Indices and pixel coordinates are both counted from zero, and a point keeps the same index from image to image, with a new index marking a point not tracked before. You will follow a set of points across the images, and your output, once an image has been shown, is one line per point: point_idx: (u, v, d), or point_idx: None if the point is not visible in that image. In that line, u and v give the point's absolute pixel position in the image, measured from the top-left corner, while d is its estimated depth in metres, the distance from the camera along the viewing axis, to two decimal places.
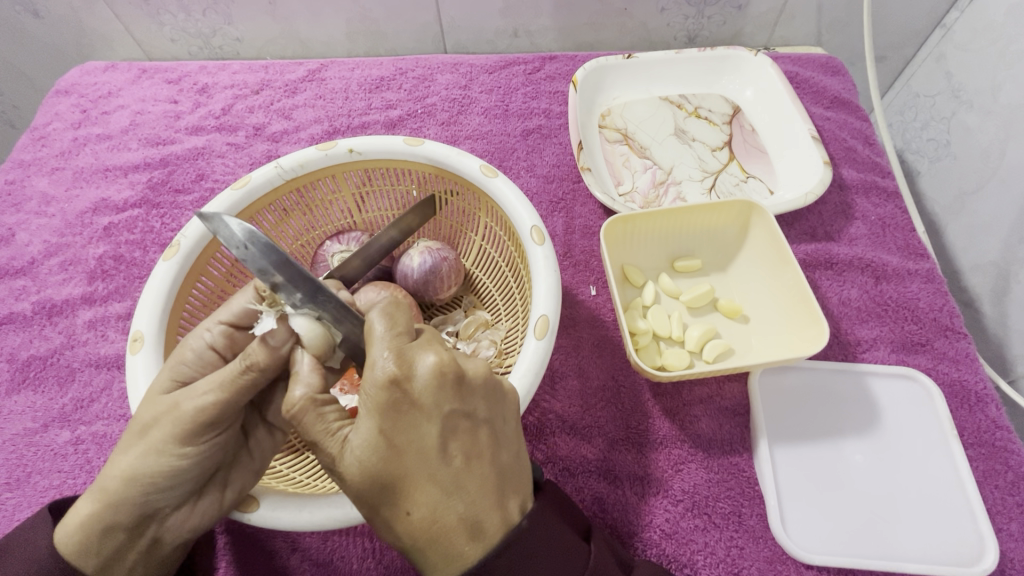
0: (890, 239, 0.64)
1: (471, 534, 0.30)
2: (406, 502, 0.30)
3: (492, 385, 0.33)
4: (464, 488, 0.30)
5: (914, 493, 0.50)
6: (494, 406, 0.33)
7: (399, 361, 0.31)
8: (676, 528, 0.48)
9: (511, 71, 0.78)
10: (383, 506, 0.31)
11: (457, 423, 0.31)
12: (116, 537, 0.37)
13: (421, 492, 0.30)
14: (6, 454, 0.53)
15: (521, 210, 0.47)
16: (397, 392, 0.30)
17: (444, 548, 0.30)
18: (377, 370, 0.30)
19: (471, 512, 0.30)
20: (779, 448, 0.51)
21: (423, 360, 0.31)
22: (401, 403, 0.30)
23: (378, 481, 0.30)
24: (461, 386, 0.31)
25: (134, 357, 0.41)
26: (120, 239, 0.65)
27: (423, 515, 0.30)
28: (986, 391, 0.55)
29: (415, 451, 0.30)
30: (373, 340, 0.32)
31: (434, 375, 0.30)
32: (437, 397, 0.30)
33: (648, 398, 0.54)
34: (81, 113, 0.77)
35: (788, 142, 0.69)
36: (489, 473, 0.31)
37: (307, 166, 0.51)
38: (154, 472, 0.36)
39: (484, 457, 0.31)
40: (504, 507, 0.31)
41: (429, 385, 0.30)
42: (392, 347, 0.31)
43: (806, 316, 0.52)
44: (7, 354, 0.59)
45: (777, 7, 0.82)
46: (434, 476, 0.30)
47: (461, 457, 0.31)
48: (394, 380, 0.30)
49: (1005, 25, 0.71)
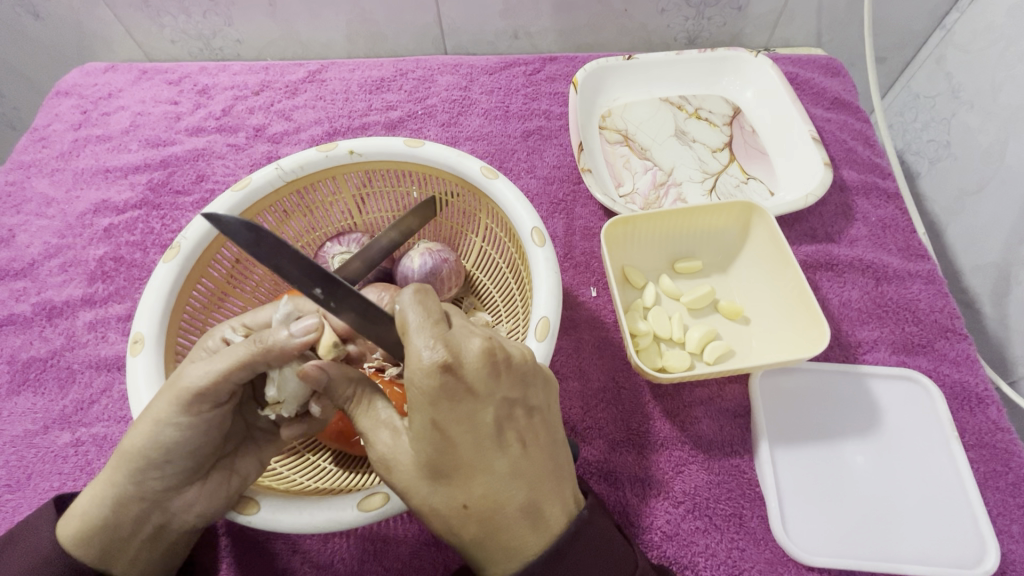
0: (891, 240, 0.64)
1: (532, 523, 0.32)
2: (466, 496, 0.31)
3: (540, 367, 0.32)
4: (523, 475, 0.31)
5: (916, 494, 0.50)
6: (545, 390, 0.33)
7: (449, 348, 0.29)
8: (677, 529, 0.48)
9: (511, 73, 0.78)
10: (441, 497, 0.32)
11: (512, 410, 0.31)
12: (120, 522, 0.38)
13: (480, 483, 0.31)
14: (6, 456, 0.53)
15: (522, 211, 0.47)
16: (450, 383, 0.29)
17: (507, 538, 0.31)
18: (427, 361, 0.28)
19: (531, 501, 0.31)
20: (781, 449, 0.51)
21: (470, 345, 0.29)
22: (457, 394, 0.29)
23: (436, 474, 0.31)
24: (513, 370, 0.30)
25: (134, 359, 0.41)
26: (121, 240, 0.65)
27: (484, 507, 0.31)
28: (988, 392, 0.55)
29: (471, 443, 0.30)
30: (410, 331, 0.30)
31: (486, 360, 0.29)
32: (490, 384, 0.29)
33: (648, 400, 0.54)
34: (82, 114, 0.77)
35: (788, 143, 0.69)
36: (544, 460, 0.32)
37: (307, 168, 0.51)
38: (160, 450, 0.37)
39: (539, 442, 0.32)
40: (562, 495, 0.33)
41: (481, 370, 0.29)
42: (436, 336, 0.29)
43: (806, 317, 0.52)
44: (7, 356, 0.59)
45: (777, 8, 0.82)
46: (491, 466, 0.31)
47: (517, 445, 0.31)
48: (446, 369, 0.28)
49: (1005, 26, 0.71)
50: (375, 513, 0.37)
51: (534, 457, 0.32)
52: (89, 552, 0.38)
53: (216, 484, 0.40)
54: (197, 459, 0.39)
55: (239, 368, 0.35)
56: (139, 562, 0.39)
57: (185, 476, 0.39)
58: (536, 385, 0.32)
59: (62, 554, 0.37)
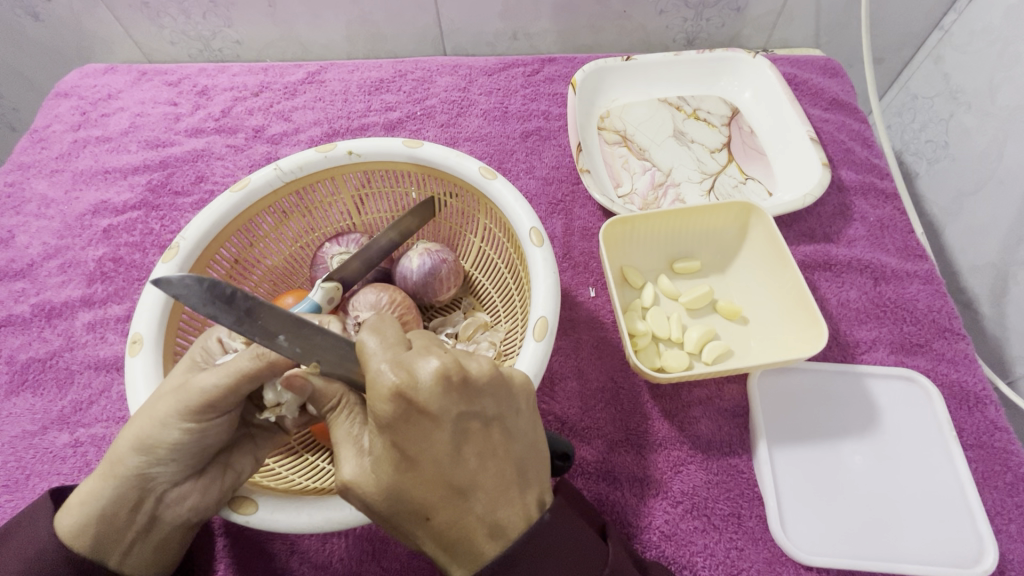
0: (889, 240, 0.64)
1: (490, 532, 0.31)
2: (427, 510, 0.31)
3: (501, 380, 0.33)
4: (480, 487, 0.31)
5: (914, 495, 0.49)
6: (506, 402, 0.33)
7: (400, 371, 0.30)
8: (676, 529, 0.48)
9: (511, 73, 0.78)
10: (404, 515, 0.32)
11: (468, 425, 0.31)
12: (115, 512, 0.38)
13: (440, 497, 0.31)
14: (5, 456, 0.53)
15: (521, 212, 0.47)
16: (403, 405, 0.30)
17: (465, 546, 0.32)
18: (380, 384, 0.30)
19: (489, 510, 0.32)
20: (778, 450, 0.51)
21: (424, 366, 0.30)
22: (412, 416, 0.30)
23: (397, 492, 0.31)
24: (469, 387, 0.31)
25: (133, 359, 0.42)
26: (120, 240, 0.66)
27: (444, 517, 0.31)
28: (986, 392, 0.55)
29: (428, 461, 0.31)
30: (368, 356, 0.31)
31: (439, 380, 0.30)
32: (442, 402, 0.30)
33: (648, 400, 0.54)
34: (81, 115, 0.77)
35: (787, 143, 0.69)
36: (504, 470, 0.32)
37: (306, 169, 0.51)
38: (157, 441, 0.37)
39: (500, 453, 0.32)
40: (523, 501, 0.33)
41: (434, 390, 0.30)
42: (389, 359, 0.31)
43: (805, 317, 0.52)
44: (7, 357, 0.59)
45: (775, 9, 0.82)
46: (450, 481, 0.31)
47: (475, 459, 0.32)
48: (398, 392, 0.29)
49: (1003, 26, 0.71)
50: None
51: (492, 468, 0.32)
52: (84, 543, 0.38)
53: (211, 480, 0.39)
54: (193, 454, 0.38)
55: (241, 379, 0.36)
56: (132, 555, 0.39)
57: (180, 470, 0.39)
58: (495, 398, 0.32)
59: (59, 543, 0.37)
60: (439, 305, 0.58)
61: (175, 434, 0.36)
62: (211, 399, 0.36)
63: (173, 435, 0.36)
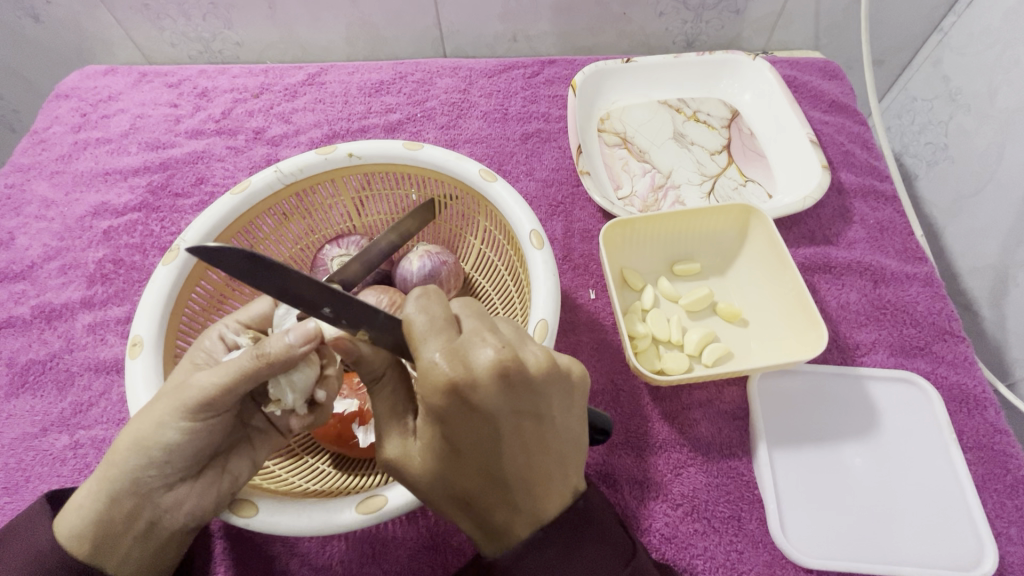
0: (889, 242, 0.64)
1: (527, 521, 0.33)
2: (467, 497, 0.33)
3: (558, 375, 0.31)
4: (521, 482, 0.32)
5: (914, 499, 0.49)
6: (559, 398, 0.32)
7: (453, 362, 0.30)
8: (675, 532, 0.48)
9: (511, 76, 0.78)
10: (447, 498, 0.34)
11: (519, 423, 0.31)
12: (112, 517, 0.38)
13: (483, 487, 0.33)
14: (5, 458, 0.53)
15: (521, 214, 0.47)
16: (456, 398, 0.30)
17: (500, 532, 0.33)
18: (432, 374, 0.30)
19: (528, 505, 0.32)
20: (777, 452, 0.51)
21: (479, 356, 0.29)
22: (464, 410, 0.30)
23: (443, 477, 0.33)
24: (524, 382, 0.30)
25: (133, 362, 0.41)
26: (120, 242, 0.66)
27: (485, 506, 0.33)
28: (986, 395, 0.55)
29: (475, 452, 0.32)
30: (419, 339, 0.31)
31: (492, 374, 0.29)
32: (496, 397, 0.29)
33: (647, 402, 0.54)
34: (81, 117, 0.77)
35: (787, 145, 0.69)
36: (550, 467, 0.32)
37: (306, 171, 0.51)
38: (153, 443, 0.37)
39: (549, 449, 0.32)
40: (562, 493, 0.33)
41: (489, 385, 0.29)
42: (441, 348, 0.30)
43: (804, 320, 0.52)
44: (6, 359, 0.59)
45: (775, 11, 0.82)
46: (493, 475, 0.32)
47: (522, 455, 0.31)
48: (449, 387, 0.29)
49: (1002, 29, 0.71)
50: (377, 513, 0.37)
51: (540, 465, 0.32)
52: (82, 548, 0.38)
53: (208, 483, 0.39)
54: (190, 456, 0.38)
55: (241, 378, 0.35)
56: (130, 560, 0.39)
57: (177, 473, 0.39)
58: (548, 396, 0.31)
59: (58, 547, 0.37)
60: None
61: (172, 434, 0.36)
62: (209, 399, 0.36)
63: (169, 436, 0.36)
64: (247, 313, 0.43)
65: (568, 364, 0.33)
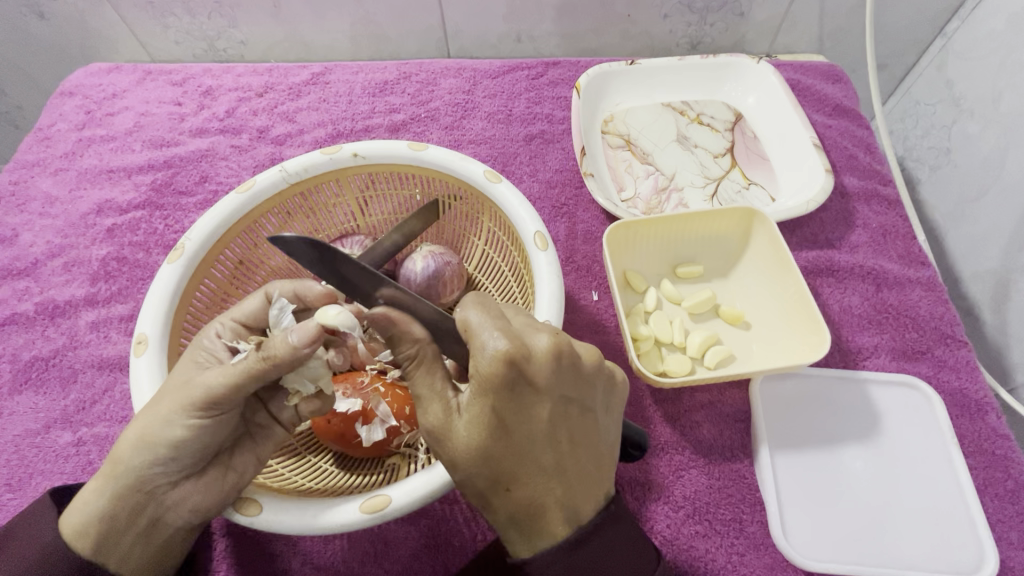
0: (891, 246, 0.64)
1: (567, 516, 0.34)
2: (508, 480, 0.33)
3: (602, 372, 0.35)
4: (564, 472, 0.34)
5: (914, 503, 0.50)
6: (603, 397, 0.35)
7: (513, 340, 0.32)
8: (677, 534, 0.48)
9: (515, 76, 0.78)
10: (484, 479, 0.34)
11: (568, 411, 0.34)
12: (116, 513, 0.38)
13: (527, 474, 0.33)
14: (8, 455, 0.53)
15: (525, 215, 0.48)
16: (512, 370, 0.31)
17: (536, 522, 0.34)
18: (490, 350, 0.32)
19: (568, 496, 0.34)
20: (780, 455, 0.51)
21: (536, 340, 0.32)
22: (517, 385, 0.32)
23: (485, 459, 0.33)
24: (576, 369, 0.33)
25: (138, 359, 0.42)
26: (124, 240, 0.66)
27: (526, 495, 0.33)
28: (988, 400, 0.55)
29: (524, 434, 0.33)
30: (473, 326, 0.33)
31: (551, 356, 0.32)
32: (550, 377, 0.32)
33: (649, 403, 0.54)
34: (86, 114, 0.77)
35: (790, 149, 0.69)
36: (591, 463, 0.35)
37: (311, 171, 0.51)
38: (157, 441, 0.37)
39: (589, 442, 0.35)
40: (600, 496, 0.35)
41: (547, 364, 0.32)
42: (500, 329, 0.32)
43: (807, 324, 0.52)
44: (10, 355, 0.59)
45: (779, 15, 0.82)
46: (538, 458, 0.33)
47: (568, 443, 0.34)
48: (508, 357, 0.31)
49: (1005, 34, 0.71)
50: (380, 513, 0.37)
51: (580, 456, 0.34)
52: (85, 545, 0.37)
53: (212, 479, 0.40)
54: (194, 453, 0.39)
55: (246, 377, 0.36)
56: (131, 558, 0.39)
57: (181, 469, 0.39)
58: (595, 390, 0.35)
59: (60, 543, 0.37)
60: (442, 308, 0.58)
61: (177, 432, 0.37)
62: (215, 395, 0.36)
63: (174, 433, 0.37)
64: (241, 312, 0.42)
65: (616, 371, 0.37)
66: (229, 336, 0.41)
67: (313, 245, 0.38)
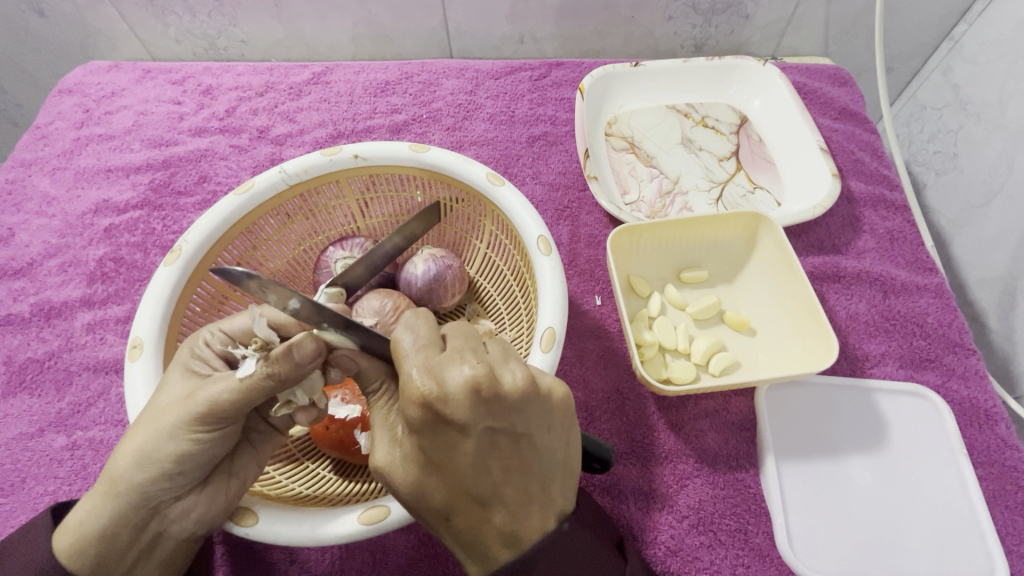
0: (898, 252, 0.64)
1: (507, 544, 0.33)
2: (447, 512, 0.33)
3: (535, 395, 0.31)
4: (501, 501, 0.32)
5: (922, 517, 0.48)
6: (539, 418, 0.32)
7: (431, 377, 0.30)
8: (682, 544, 0.47)
9: (517, 78, 0.77)
10: (427, 510, 0.34)
11: (497, 440, 0.31)
12: (117, 531, 0.37)
13: (464, 505, 0.33)
14: (1, 458, 0.52)
15: (529, 219, 0.47)
16: (429, 410, 0.30)
17: (480, 549, 0.33)
18: (409, 388, 0.30)
19: (507, 523, 0.32)
20: (786, 464, 0.51)
21: (454, 374, 0.29)
22: (438, 423, 0.30)
23: (423, 492, 0.33)
24: (502, 401, 0.30)
25: (133, 364, 0.41)
26: (121, 240, 0.65)
27: (464, 523, 0.33)
28: (996, 410, 0.54)
29: (453, 468, 0.32)
30: (402, 355, 0.32)
31: (466, 392, 0.29)
32: (469, 413, 0.29)
33: (653, 411, 0.53)
34: (84, 112, 0.76)
35: (796, 153, 0.68)
36: (530, 485, 0.33)
37: (311, 172, 0.51)
38: (160, 456, 0.36)
39: (529, 468, 0.33)
40: (543, 516, 0.33)
41: (463, 403, 0.29)
42: (420, 364, 0.31)
43: (814, 330, 0.51)
44: (5, 357, 0.58)
45: (784, 17, 0.82)
46: (472, 492, 0.32)
47: (500, 471, 0.32)
48: (422, 396, 0.30)
49: (1014, 38, 0.70)
50: (378, 524, 0.36)
51: (517, 483, 0.33)
52: (83, 563, 0.37)
53: (215, 490, 0.38)
54: (199, 465, 0.38)
55: (253, 392, 0.35)
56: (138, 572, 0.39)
57: (182, 483, 0.38)
58: (527, 415, 0.31)
59: (56, 565, 0.37)
60: (443, 311, 0.57)
61: (181, 446, 0.36)
62: (224, 409, 0.36)
63: (178, 447, 0.36)
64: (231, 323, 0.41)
65: (550, 386, 0.33)
66: (219, 346, 0.40)
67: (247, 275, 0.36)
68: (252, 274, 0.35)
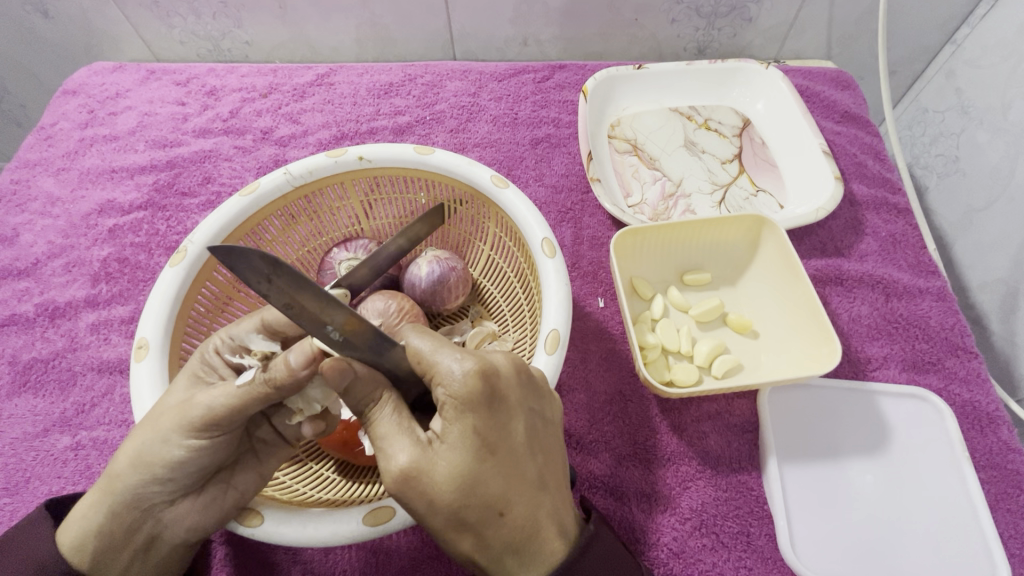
0: (901, 255, 0.64)
1: (558, 531, 0.34)
2: (502, 504, 0.31)
3: (548, 385, 0.36)
4: (547, 485, 0.33)
5: (924, 519, 0.49)
6: (554, 406, 0.36)
7: (477, 357, 0.32)
8: (684, 546, 0.47)
9: (521, 80, 0.77)
10: (476, 512, 0.31)
11: (534, 423, 0.34)
12: (113, 530, 0.38)
13: (519, 493, 0.32)
14: (5, 458, 0.52)
15: (533, 221, 0.47)
16: (487, 387, 0.31)
17: (533, 543, 0.32)
18: (461, 369, 0.31)
19: (556, 508, 0.34)
20: (789, 466, 0.51)
21: (495, 356, 0.33)
22: (493, 401, 0.31)
23: (475, 486, 0.31)
24: (534, 381, 0.34)
25: (139, 365, 0.41)
26: (125, 240, 0.65)
27: (519, 516, 0.32)
28: (998, 413, 0.54)
29: (508, 449, 0.32)
30: (429, 352, 0.33)
31: (512, 368, 0.33)
32: (517, 389, 0.33)
33: (655, 413, 0.53)
34: (89, 113, 0.76)
35: (799, 156, 0.69)
36: (561, 471, 0.35)
37: (316, 174, 0.51)
38: (156, 460, 0.36)
39: (554, 451, 0.35)
40: (571, 505, 0.36)
41: (511, 377, 0.32)
42: (460, 350, 0.32)
43: (817, 333, 0.51)
44: (8, 356, 0.58)
45: (787, 20, 0.82)
46: (524, 475, 0.32)
47: (542, 455, 0.34)
48: (481, 372, 0.31)
49: (1017, 42, 0.71)
50: (382, 526, 0.36)
51: (554, 469, 0.34)
52: (82, 559, 0.37)
53: (212, 499, 0.39)
54: (194, 473, 0.38)
55: (250, 401, 0.35)
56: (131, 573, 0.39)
57: (178, 489, 0.38)
58: (549, 401, 0.35)
59: (55, 560, 0.37)
60: (446, 313, 0.57)
61: (176, 452, 0.36)
62: (215, 415, 0.35)
63: (173, 453, 0.36)
64: (238, 327, 0.41)
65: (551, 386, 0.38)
66: (228, 351, 0.40)
67: (271, 260, 0.32)
68: (279, 259, 0.32)
